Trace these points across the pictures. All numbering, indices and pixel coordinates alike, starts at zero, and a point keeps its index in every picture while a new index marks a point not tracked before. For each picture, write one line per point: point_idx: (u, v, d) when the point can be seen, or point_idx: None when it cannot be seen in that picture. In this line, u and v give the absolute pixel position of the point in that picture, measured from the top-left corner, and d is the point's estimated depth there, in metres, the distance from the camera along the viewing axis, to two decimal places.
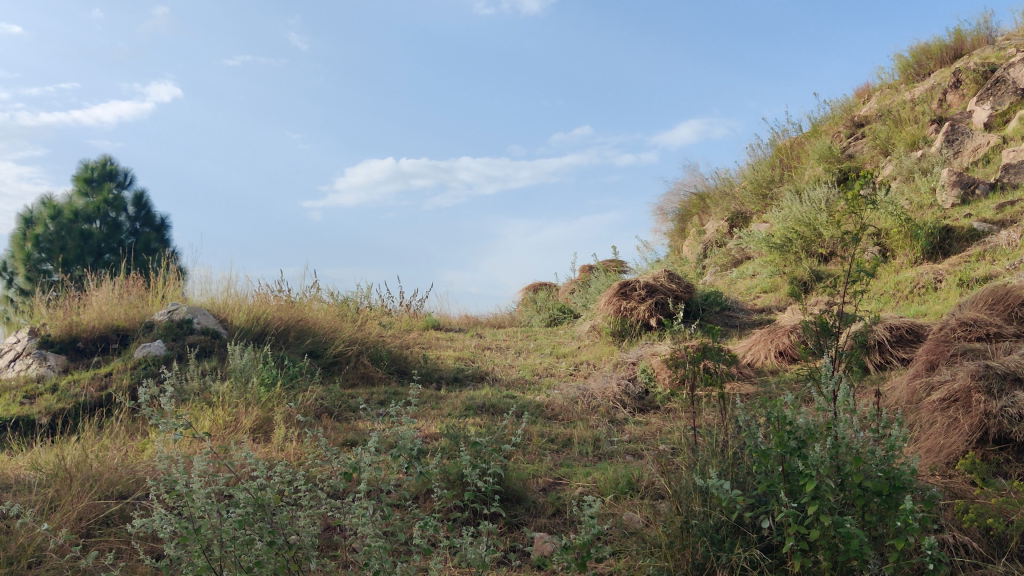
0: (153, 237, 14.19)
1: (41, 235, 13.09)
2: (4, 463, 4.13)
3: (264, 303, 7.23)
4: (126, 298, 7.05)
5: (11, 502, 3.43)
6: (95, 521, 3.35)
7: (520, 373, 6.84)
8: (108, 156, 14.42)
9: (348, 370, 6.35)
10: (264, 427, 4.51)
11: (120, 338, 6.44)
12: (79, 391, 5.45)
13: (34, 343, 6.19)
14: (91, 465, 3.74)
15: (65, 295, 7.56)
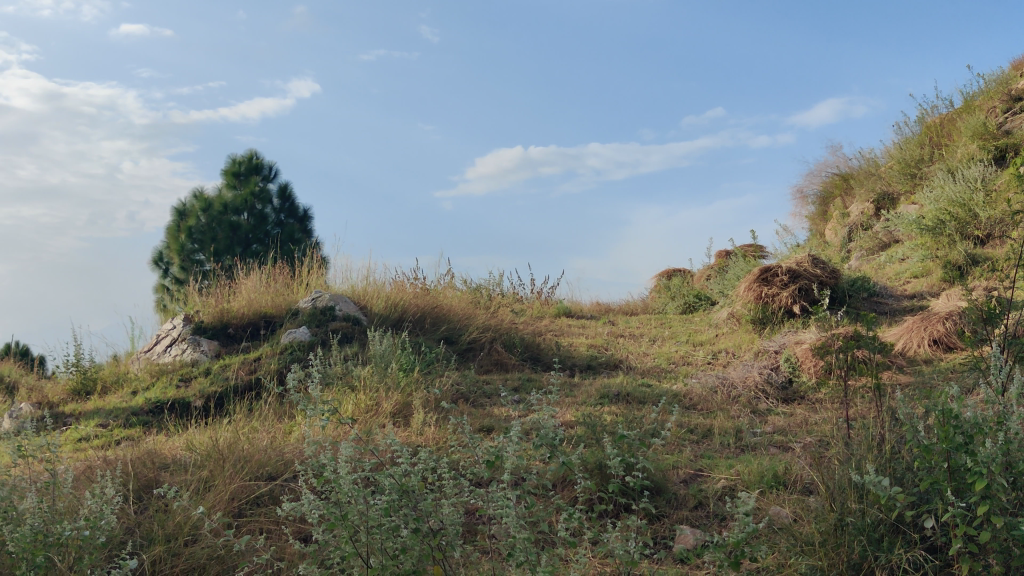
0: (297, 228, 14.59)
1: (193, 227, 13.81)
2: (163, 443, 4.33)
3: (400, 290, 7.34)
4: (272, 285, 7.30)
5: (170, 481, 3.58)
6: (246, 501, 3.46)
7: (656, 361, 6.70)
8: (255, 150, 14.88)
9: (482, 356, 6.36)
10: (403, 412, 4.55)
11: (268, 324, 6.68)
12: (230, 374, 5.67)
13: (189, 329, 6.49)
14: (242, 447, 3.87)
15: (218, 283, 7.90)
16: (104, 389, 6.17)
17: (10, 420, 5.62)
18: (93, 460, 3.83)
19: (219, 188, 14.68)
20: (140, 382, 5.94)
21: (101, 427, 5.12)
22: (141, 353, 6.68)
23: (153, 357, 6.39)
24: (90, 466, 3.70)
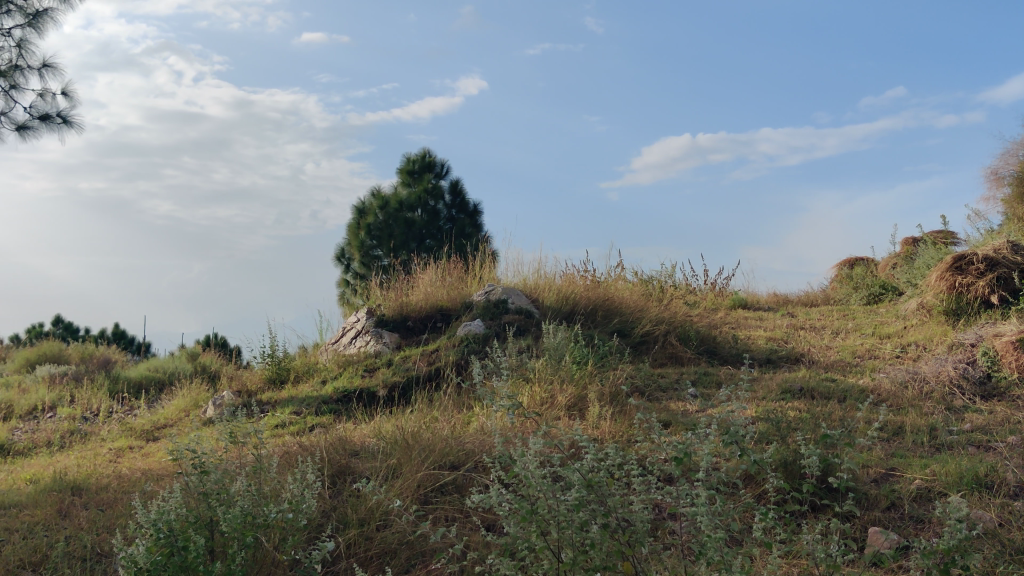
0: (468, 223, 14.83)
1: (371, 224, 14.47)
2: (352, 431, 4.54)
3: (572, 283, 7.36)
4: (448, 279, 7.50)
5: (361, 468, 3.76)
6: (432, 489, 3.58)
7: (840, 355, 6.43)
8: (427, 148, 15.28)
9: (657, 350, 6.31)
10: (579, 405, 4.57)
11: (445, 317, 6.87)
12: (410, 366, 5.88)
13: (371, 322, 6.78)
14: (425, 437, 4.01)
15: (397, 278, 8.20)
16: (296, 379, 6.53)
17: (214, 407, 6.05)
18: (291, 446, 4.06)
19: (394, 186, 15.22)
20: (329, 372, 6.25)
21: (295, 415, 5.43)
22: (328, 345, 7.02)
23: (340, 349, 6.71)
24: (288, 452, 3.92)
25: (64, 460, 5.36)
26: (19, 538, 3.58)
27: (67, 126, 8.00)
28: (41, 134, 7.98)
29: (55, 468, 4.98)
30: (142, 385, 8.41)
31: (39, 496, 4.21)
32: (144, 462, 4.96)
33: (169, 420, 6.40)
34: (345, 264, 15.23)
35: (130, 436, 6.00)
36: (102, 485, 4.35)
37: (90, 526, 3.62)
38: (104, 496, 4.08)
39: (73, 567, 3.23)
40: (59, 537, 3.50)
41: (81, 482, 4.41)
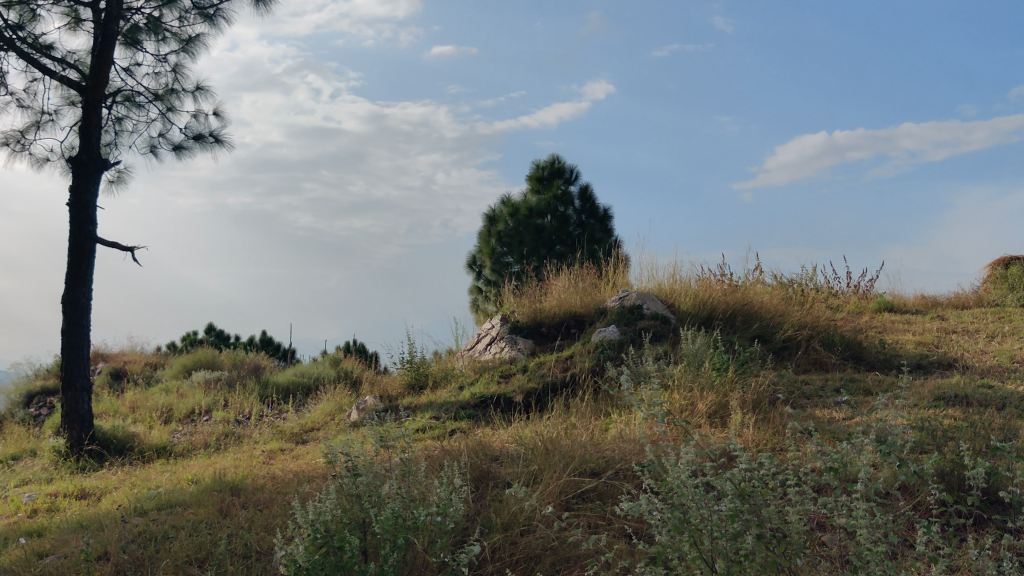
0: (598, 228, 14.51)
1: (503, 232, 14.78)
2: (492, 437, 4.62)
3: (708, 286, 7.24)
4: (582, 285, 7.49)
5: (503, 473, 3.82)
6: (574, 496, 3.61)
7: (997, 360, 6.09)
8: (556, 155, 15.25)
9: (800, 355, 6.14)
10: (720, 412, 4.51)
11: (579, 323, 6.89)
12: (546, 372, 5.93)
13: (506, 329, 6.87)
14: (565, 445, 4.04)
15: (530, 284, 8.28)
16: (434, 384, 6.67)
17: (357, 411, 6.27)
18: (434, 451, 4.17)
19: (525, 194, 15.31)
20: (465, 378, 6.36)
21: (435, 419, 5.55)
22: (464, 351, 7.15)
23: (475, 355, 6.82)
24: (432, 456, 4.03)
25: (221, 461, 5.66)
26: (185, 535, 3.80)
27: (218, 145, 8.44)
28: (195, 154, 8.45)
29: (214, 470, 5.28)
30: (289, 390, 8.79)
31: (201, 496, 4.45)
32: (296, 464, 5.18)
33: (316, 424, 6.66)
34: (477, 271, 15.74)
35: (281, 439, 6.28)
36: (257, 486, 4.57)
37: (249, 526, 3.81)
38: (260, 496, 4.29)
39: (235, 563, 3.41)
40: (221, 535, 3.70)
41: (239, 483, 4.65)
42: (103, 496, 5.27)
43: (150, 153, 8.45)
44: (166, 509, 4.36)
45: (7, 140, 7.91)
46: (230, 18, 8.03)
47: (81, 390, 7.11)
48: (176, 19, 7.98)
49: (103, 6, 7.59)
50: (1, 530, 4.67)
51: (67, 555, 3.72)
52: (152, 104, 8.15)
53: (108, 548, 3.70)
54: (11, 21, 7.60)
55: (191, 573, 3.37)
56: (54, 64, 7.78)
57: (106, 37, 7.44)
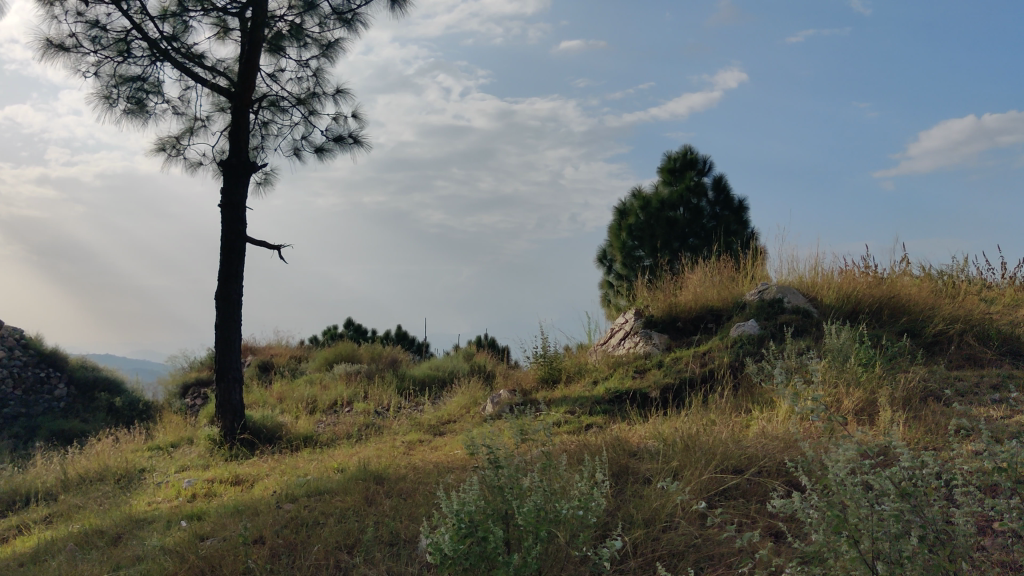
0: (733, 220, 14.21)
1: (634, 225, 14.62)
2: (630, 431, 4.61)
3: (852, 279, 6.99)
4: (718, 278, 7.35)
5: (643, 469, 3.81)
6: (716, 492, 3.57)
7: None
8: (688, 146, 14.99)
9: (952, 351, 5.85)
10: (868, 410, 4.36)
11: (715, 317, 6.78)
12: (682, 367, 5.86)
13: (640, 323, 6.82)
14: (705, 441, 3.99)
15: (664, 277, 8.19)
16: (568, 379, 6.68)
17: (493, 404, 6.36)
18: (573, 445, 4.18)
19: (656, 186, 15.14)
20: (599, 373, 6.36)
21: (570, 413, 5.58)
22: (598, 345, 7.14)
23: (609, 350, 6.81)
24: (571, 450, 4.05)
25: (364, 451, 5.85)
26: (333, 522, 3.95)
27: (357, 146, 8.71)
28: (335, 155, 8.74)
29: (359, 459, 5.47)
30: (425, 382, 8.99)
31: (347, 484, 4.62)
32: (435, 455, 5.31)
33: (452, 416, 6.79)
34: (607, 265, 15.72)
35: (419, 431, 6.44)
36: (400, 475, 4.70)
37: (394, 514, 3.92)
38: (403, 486, 4.41)
39: (382, 550, 3.52)
40: (368, 522, 3.83)
41: (383, 472, 4.80)
42: (256, 482, 5.53)
43: (294, 155, 8.80)
44: (315, 496, 4.54)
45: (164, 146, 8.39)
46: (367, 22, 8.26)
47: (234, 382, 7.49)
48: (317, 25, 8.28)
49: (249, 15, 7.95)
50: (165, 513, 4.98)
51: (226, 537, 3.93)
52: (295, 108, 8.49)
53: (263, 532, 3.88)
54: (166, 33, 8.06)
55: (340, 559, 3.50)
56: (204, 72, 8.20)
57: (252, 45, 7.80)
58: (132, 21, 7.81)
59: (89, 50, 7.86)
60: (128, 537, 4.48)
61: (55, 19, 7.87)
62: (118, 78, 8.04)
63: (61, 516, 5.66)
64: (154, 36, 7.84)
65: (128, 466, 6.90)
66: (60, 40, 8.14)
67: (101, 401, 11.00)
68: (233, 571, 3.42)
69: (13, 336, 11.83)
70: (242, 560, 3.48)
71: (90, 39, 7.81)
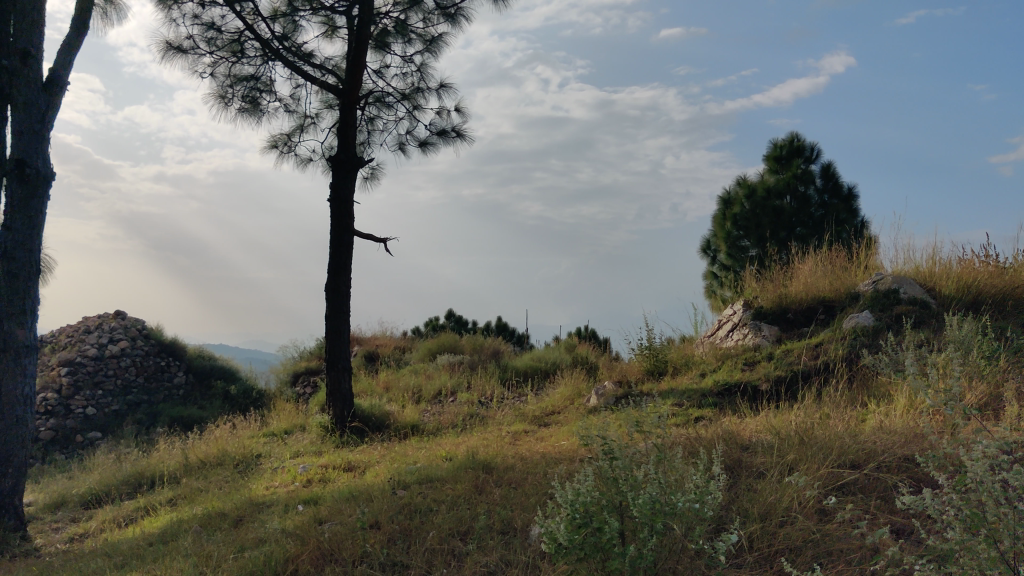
0: (843, 208, 13.77)
1: (739, 214, 14.43)
2: (742, 424, 4.56)
3: (973, 268, 6.71)
4: (830, 268, 7.16)
5: (757, 462, 3.75)
6: (833, 487, 3.49)
7: None
8: (795, 132, 14.60)
9: None
10: (993, 405, 4.20)
11: (827, 308, 6.62)
12: (793, 360, 5.74)
13: (749, 315, 6.72)
14: (821, 435, 3.91)
15: (774, 267, 8.03)
16: (675, 371, 6.63)
17: (597, 396, 6.35)
18: (683, 437, 4.16)
19: (762, 174, 14.82)
20: (707, 365, 6.28)
21: (678, 405, 5.54)
22: (705, 337, 7.07)
23: (717, 342, 6.74)
24: (682, 442, 4.02)
25: (471, 441, 5.94)
26: (446, 509, 4.02)
27: (460, 139, 8.80)
28: (439, 148, 8.86)
29: (467, 448, 5.55)
30: (528, 373, 9.05)
31: (457, 472, 4.70)
32: (543, 445, 5.35)
33: (556, 407, 6.82)
34: (712, 255, 15.53)
35: (524, 421, 6.50)
36: (509, 465, 4.75)
37: (505, 503, 3.97)
38: (513, 475, 4.46)
39: (495, 538, 3.58)
40: (479, 510, 3.89)
41: (492, 461, 4.86)
42: (368, 469, 5.67)
43: (399, 149, 8.96)
44: (427, 483, 4.64)
45: (276, 143, 8.66)
46: (470, 16, 8.34)
47: (343, 371, 7.68)
48: (421, 20, 8.40)
49: (356, 13, 8.11)
50: (283, 497, 5.16)
51: (344, 521, 4.05)
52: (401, 103, 8.64)
53: (379, 517, 3.98)
54: (277, 33, 8.30)
55: (454, 546, 3.57)
56: (313, 70, 8.42)
57: (359, 42, 7.96)
58: (245, 22, 8.07)
59: (205, 51, 8.16)
60: (250, 520, 4.67)
61: (173, 22, 8.20)
62: (232, 77, 8.33)
63: (184, 498, 5.93)
64: (266, 36, 8.10)
65: (245, 451, 7.17)
66: (178, 42, 8.48)
67: (217, 389, 11.47)
68: (352, 555, 3.53)
69: (136, 326, 12.41)
70: (360, 544, 3.59)
71: (206, 41, 8.11)
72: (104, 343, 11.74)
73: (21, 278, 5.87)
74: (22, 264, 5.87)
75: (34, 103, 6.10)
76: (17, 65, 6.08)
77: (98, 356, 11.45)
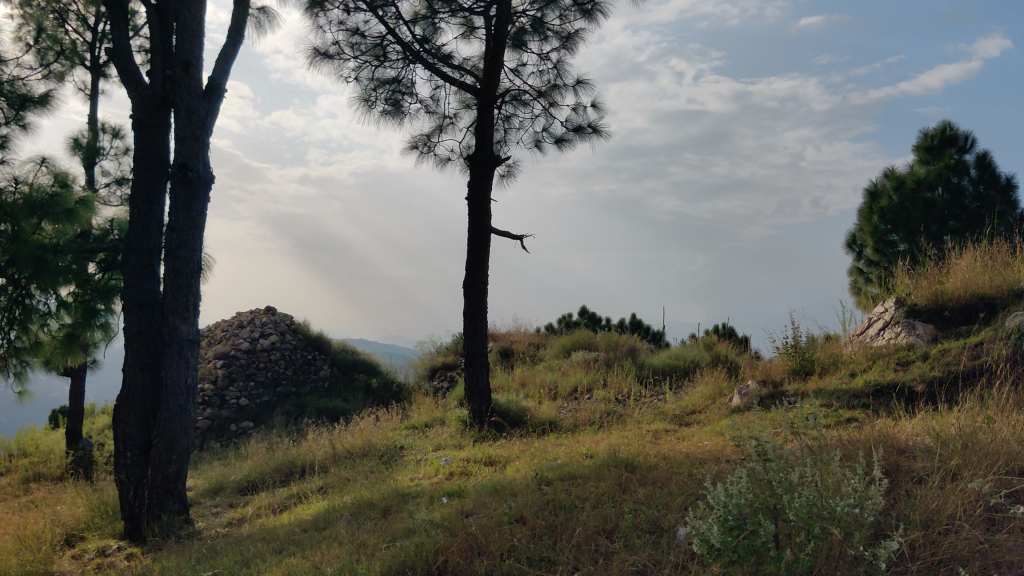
0: (1000, 200, 13.02)
1: (886, 207, 13.84)
2: (898, 426, 4.38)
3: None
4: (990, 263, 6.77)
5: (916, 468, 3.59)
6: (1002, 494, 3.30)
7: None
8: (948, 121, 13.89)
9: None
10: None
11: (987, 306, 6.27)
12: (951, 360, 5.48)
13: (902, 312, 6.44)
14: (987, 439, 3.71)
15: (927, 262, 7.66)
16: (822, 370, 6.42)
17: (740, 396, 6.22)
18: (834, 439, 4.03)
19: (911, 165, 14.17)
20: (857, 365, 6.07)
21: (827, 405, 5.38)
22: (854, 336, 6.82)
23: (867, 341, 6.51)
24: (834, 445, 3.90)
25: (611, 438, 5.92)
26: (590, 506, 4.02)
27: (596, 135, 8.78)
28: (575, 144, 8.87)
29: (607, 445, 5.55)
30: (666, 371, 8.94)
31: (599, 469, 4.69)
32: (685, 444, 5.28)
33: (696, 406, 6.72)
34: (857, 250, 14.97)
35: (664, 420, 6.43)
36: (651, 464, 4.71)
37: (650, 502, 3.94)
38: (657, 474, 4.42)
39: (641, 538, 3.55)
40: (624, 508, 3.87)
41: (634, 459, 4.82)
42: (508, 464, 5.74)
43: (536, 146, 9.01)
44: (569, 480, 4.65)
45: (417, 144, 8.87)
46: (606, 11, 8.30)
47: (481, 366, 7.78)
48: (558, 17, 8.43)
49: (494, 13, 8.21)
50: (428, 489, 5.28)
51: (489, 515, 4.10)
52: (537, 101, 8.69)
53: (524, 512, 4.02)
54: (417, 36, 8.50)
55: (600, 544, 3.56)
56: (452, 71, 8.57)
57: (497, 42, 8.06)
58: (387, 27, 8.30)
59: (350, 56, 8.43)
60: (397, 510, 4.80)
61: (320, 29, 8.50)
62: (375, 81, 8.58)
63: (333, 487, 6.16)
64: (407, 39, 8.30)
65: (389, 443, 7.38)
66: (325, 48, 8.79)
67: (359, 382, 11.86)
68: (499, 548, 3.58)
69: (284, 321, 12.96)
70: (507, 538, 3.65)
71: (350, 47, 8.38)
72: (256, 337, 12.31)
73: (185, 275, 6.22)
74: (184, 263, 6.22)
75: (196, 109, 6.45)
76: (179, 74, 6.44)
77: (250, 349, 12.02)
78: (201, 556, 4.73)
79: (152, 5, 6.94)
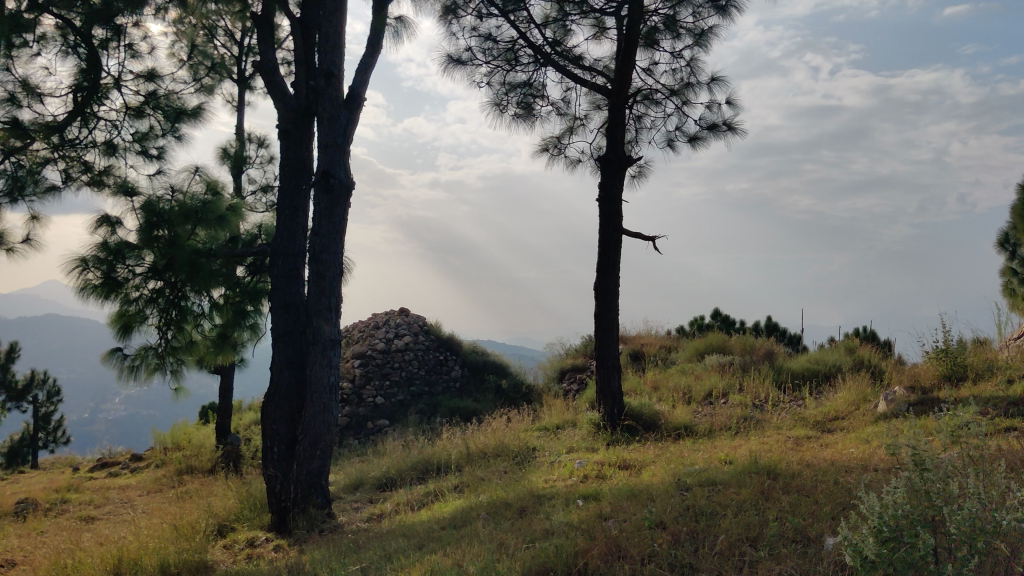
0: None
1: None
2: None
3: None
4: None
5: None
6: None
7: None
8: None
9: None
10: None
11: None
12: None
13: None
14: None
15: None
16: (977, 376, 6.09)
17: (887, 402, 5.96)
18: (997, 449, 3.82)
19: None
20: (1017, 371, 5.73)
21: (984, 413, 5.10)
22: (1011, 339, 6.44)
23: None
24: (997, 455, 3.70)
25: (749, 444, 5.78)
26: (733, 513, 3.94)
27: (731, 133, 8.60)
28: (709, 143, 8.71)
29: (746, 451, 5.43)
30: (805, 376, 8.67)
31: (740, 476, 4.59)
32: (828, 451, 5.11)
33: (839, 412, 6.48)
34: (1010, 250, 14.16)
35: (806, 426, 6.23)
36: (795, 471, 4.57)
37: (796, 510, 3.83)
38: (801, 481, 4.29)
39: (788, 547, 3.45)
40: (769, 517, 3.77)
41: (777, 466, 4.69)
42: (644, 467, 5.70)
43: (668, 146, 8.90)
44: (709, 485, 4.57)
45: (548, 146, 8.91)
46: (741, 6, 8.11)
47: (612, 369, 7.74)
48: (691, 15, 8.30)
49: (626, 13, 8.16)
50: (564, 491, 5.30)
51: (629, 519, 4.06)
52: (669, 100, 8.59)
53: (664, 517, 3.97)
54: (549, 39, 8.54)
55: (745, 552, 3.47)
56: (583, 72, 8.57)
57: (629, 42, 8.01)
58: (518, 31, 8.36)
59: (482, 61, 8.54)
60: (534, 511, 4.83)
61: (453, 36, 8.65)
62: (507, 85, 8.67)
63: (468, 486, 6.25)
64: (538, 42, 8.35)
65: (521, 444, 7.44)
66: (458, 54, 8.95)
67: (490, 383, 12.02)
68: (640, 552, 3.56)
69: (417, 322, 13.26)
70: (648, 543, 3.62)
71: (482, 52, 8.48)
72: (391, 337, 12.64)
73: (327, 278, 6.45)
74: (325, 266, 6.45)
75: (337, 118, 6.67)
76: (322, 84, 6.68)
77: (386, 350, 12.34)
78: (345, 549, 4.89)
79: (296, 18, 7.22)
